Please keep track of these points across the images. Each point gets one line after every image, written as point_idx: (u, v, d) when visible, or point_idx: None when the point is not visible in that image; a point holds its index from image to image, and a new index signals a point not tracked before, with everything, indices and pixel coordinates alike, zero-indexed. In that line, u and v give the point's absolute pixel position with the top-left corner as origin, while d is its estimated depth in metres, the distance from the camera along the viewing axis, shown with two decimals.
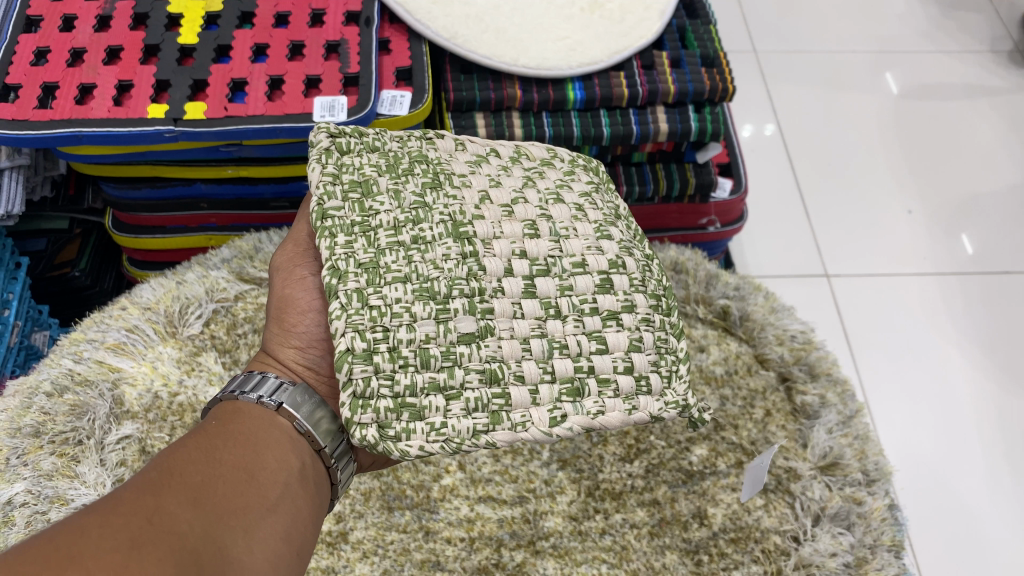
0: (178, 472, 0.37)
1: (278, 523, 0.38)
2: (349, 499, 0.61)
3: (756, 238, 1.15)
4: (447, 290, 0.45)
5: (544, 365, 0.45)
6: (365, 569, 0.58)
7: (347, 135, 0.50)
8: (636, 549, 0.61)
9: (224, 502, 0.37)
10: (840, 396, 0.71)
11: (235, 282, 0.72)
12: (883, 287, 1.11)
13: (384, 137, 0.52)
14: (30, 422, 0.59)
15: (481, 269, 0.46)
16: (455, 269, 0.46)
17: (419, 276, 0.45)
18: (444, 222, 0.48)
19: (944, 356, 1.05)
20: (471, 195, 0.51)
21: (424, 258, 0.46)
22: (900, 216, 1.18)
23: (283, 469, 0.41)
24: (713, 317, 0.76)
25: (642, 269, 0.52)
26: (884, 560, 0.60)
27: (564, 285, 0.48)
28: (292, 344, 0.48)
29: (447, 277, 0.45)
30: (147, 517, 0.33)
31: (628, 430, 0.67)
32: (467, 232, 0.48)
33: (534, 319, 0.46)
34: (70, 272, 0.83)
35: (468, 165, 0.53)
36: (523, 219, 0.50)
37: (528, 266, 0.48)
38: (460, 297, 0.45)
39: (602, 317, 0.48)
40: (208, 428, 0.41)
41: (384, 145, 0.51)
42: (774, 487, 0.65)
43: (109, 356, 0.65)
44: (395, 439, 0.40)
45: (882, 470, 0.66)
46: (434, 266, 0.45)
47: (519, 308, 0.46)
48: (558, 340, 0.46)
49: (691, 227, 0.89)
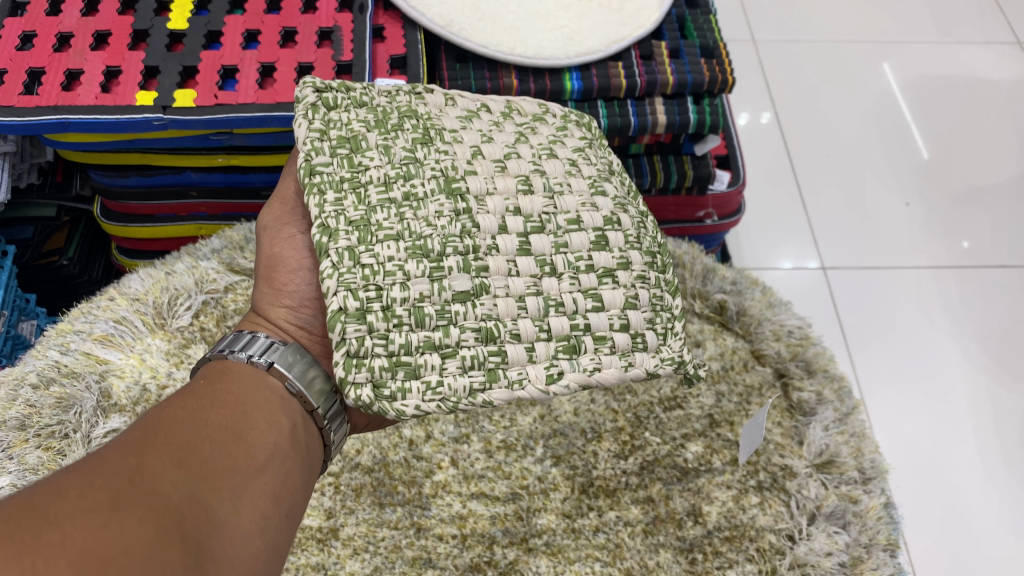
0: (162, 432, 0.35)
1: (267, 484, 0.37)
2: (340, 495, 0.61)
3: (755, 232, 1.14)
4: (441, 248, 0.43)
5: (540, 324, 0.44)
6: (356, 565, 0.57)
7: (334, 91, 0.49)
8: (630, 548, 0.61)
9: (210, 463, 0.35)
10: (837, 393, 0.70)
11: (225, 273, 0.71)
12: (880, 281, 1.10)
13: (372, 92, 0.50)
14: (15, 414, 0.58)
15: (475, 227, 0.45)
16: (448, 226, 0.44)
17: (412, 233, 0.43)
18: (436, 178, 0.46)
19: (940, 352, 1.04)
20: (463, 150, 0.49)
21: (416, 215, 0.44)
22: (899, 208, 1.17)
23: (273, 430, 0.40)
24: (709, 311, 0.75)
25: (637, 226, 0.51)
26: (880, 560, 0.59)
27: (559, 242, 0.47)
28: (283, 303, 0.47)
29: (440, 235, 0.44)
30: (128, 477, 0.31)
31: (623, 426, 0.67)
32: (460, 188, 0.47)
33: (529, 278, 0.45)
34: (58, 260, 0.81)
35: (460, 120, 0.52)
36: (517, 175, 0.49)
37: (523, 224, 0.47)
38: (454, 255, 0.44)
39: (598, 274, 0.47)
40: (195, 388, 0.40)
41: (372, 100, 0.50)
42: (770, 485, 0.65)
43: (96, 348, 0.64)
44: (390, 398, 0.39)
45: (878, 468, 0.66)
46: (426, 224, 0.44)
47: (514, 266, 0.45)
48: (554, 299, 0.45)
49: (689, 220, 0.87)
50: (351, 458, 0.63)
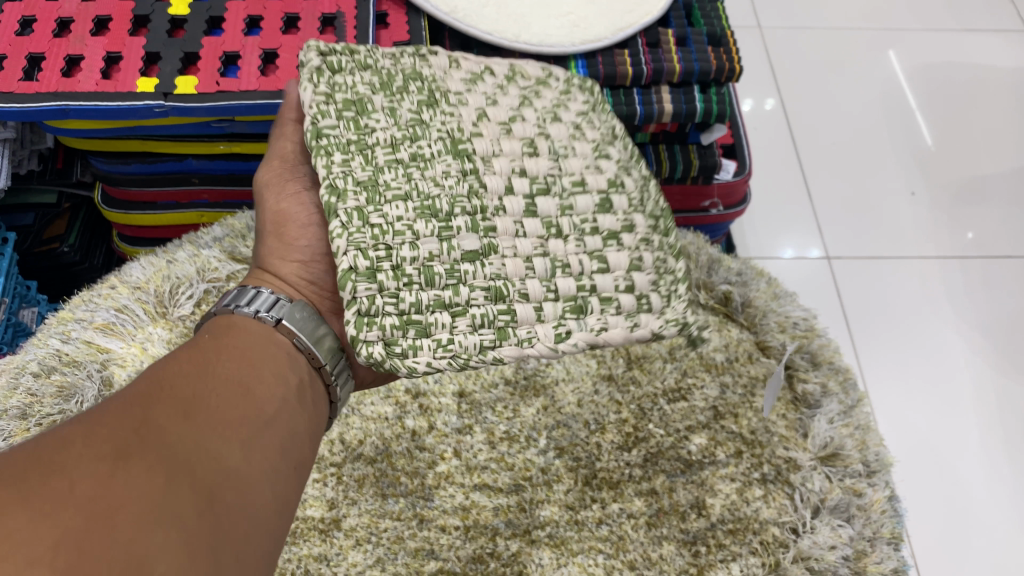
0: (171, 383, 0.35)
1: (276, 436, 0.37)
2: (342, 486, 0.61)
3: (760, 221, 1.13)
4: (449, 208, 0.43)
5: (547, 284, 0.44)
6: (358, 557, 0.58)
7: (338, 54, 0.48)
8: (633, 540, 0.60)
9: (219, 414, 0.35)
10: (841, 385, 0.70)
11: (227, 262, 0.70)
12: (885, 270, 1.10)
13: (376, 54, 0.49)
14: (16, 403, 0.58)
15: (482, 187, 0.45)
16: (456, 187, 0.45)
17: (420, 194, 0.43)
18: (443, 139, 0.46)
19: (943, 342, 1.04)
20: (468, 112, 0.49)
21: (424, 175, 0.44)
22: (904, 197, 1.17)
23: (280, 383, 0.40)
24: (714, 302, 0.75)
25: (641, 189, 0.51)
26: (884, 554, 0.59)
27: (564, 205, 0.47)
28: (291, 259, 0.47)
29: (448, 195, 0.44)
30: (135, 428, 0.31)
31: (626, 418, 0.67)
32: (467, 149, 0.46)
33: (536, 239, 0.45)
34: (59, 247, 0.80)
35: (464, 83, 0.51)
36: (521, 140, 0.49)
37: (529, 186, 0.47)
38: (462, 215, 0.44)
39: (603, 236, 0.47)
40: (201, 341, 0.40)
41: (376, 63, 0.49)
42: (774, 478, 0.64)
43: (98, 336, 0.63)
44: (402, 356, 0.39)
45: (882, 460, 0.65)
46: (434, 184, 0.44)
47: (521, 228, 0.45)
48: (561, 261, 0.45)
49: (694, 210, 0.86)
50: (354, 449, 0.63)
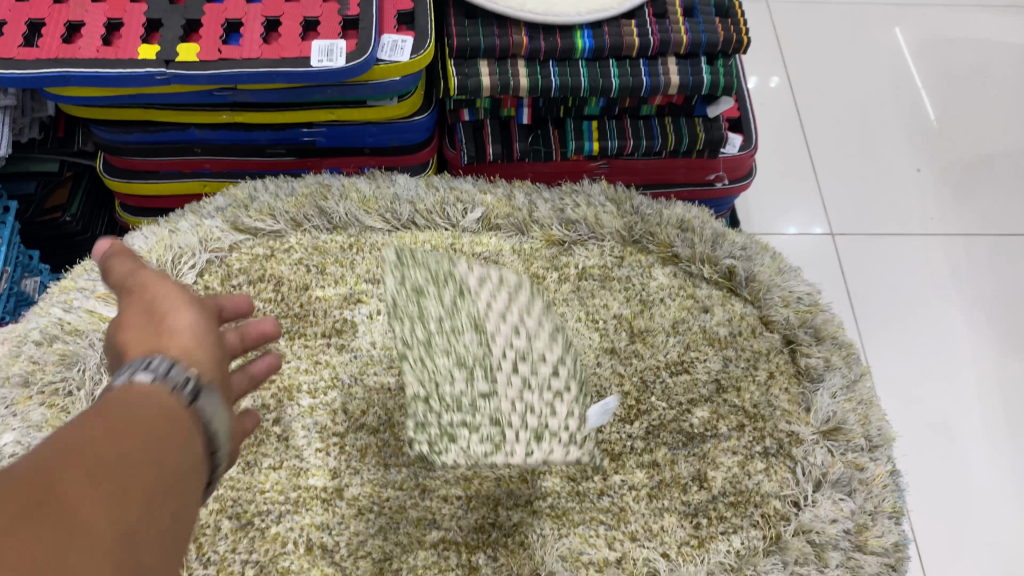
0: (83, 446, 0.32)
1: (180, 519, 0.35)
2: (345, 455, 0.61)
3: (764, 196, 1.12)
4: (473, 371, 0.64)
5: (529, 409, 0.63)
6: (360, 526, 0.59)
7: (403, 277, 0.67)
8: (634, 512, 0.61)
9: (131, 486, 0.33)
10: (845, 360, 0.69)
11: (230, 232, 0.70)
12: (890, 247, 1.09)
13: (427, 266, 0.68)
14: (19, 371, 0.59)
15: (494, 350, 0.65)
16: (475, 339, 0.65)
17: (455, 346, 0.64)
18: (470, 329, 0.66)
19: (946, 320, 1.04)
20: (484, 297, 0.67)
21: (455, 341, 0.65)
22: (909, 174, 1.16)
23: (191, 458, 0.38)
24: (718, 276, 0.73)
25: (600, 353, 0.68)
26: (886, 527, 0.59)
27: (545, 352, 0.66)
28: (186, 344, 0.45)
29: (472, 343, 0.65)
30: (36, 501, 0.29)
31: (629, 391, 0.67)
32: (484, 329, 0.66)
33: (524, 379, 0.64)
34: (60, 216, 0.80)
35: (480, 265, 0.69)
36: (516, 325, 0.67)
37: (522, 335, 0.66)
38: (479, 355, 0.64)
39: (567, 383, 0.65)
40: (113, 401, 0.37)
41: (431, 266, 0.68)
42: (776, 451, 0.64)
43: (100, 305, 0.63)
44: (425, 442, 0.60)
45: (885, 435, 0.65)
46: (462, 362, 0.64)
47: (516, 364, 0.65)
48: (540, 393, 0.64)
49: (699, 183, 0.86)
50: (356, 419, 0.63)
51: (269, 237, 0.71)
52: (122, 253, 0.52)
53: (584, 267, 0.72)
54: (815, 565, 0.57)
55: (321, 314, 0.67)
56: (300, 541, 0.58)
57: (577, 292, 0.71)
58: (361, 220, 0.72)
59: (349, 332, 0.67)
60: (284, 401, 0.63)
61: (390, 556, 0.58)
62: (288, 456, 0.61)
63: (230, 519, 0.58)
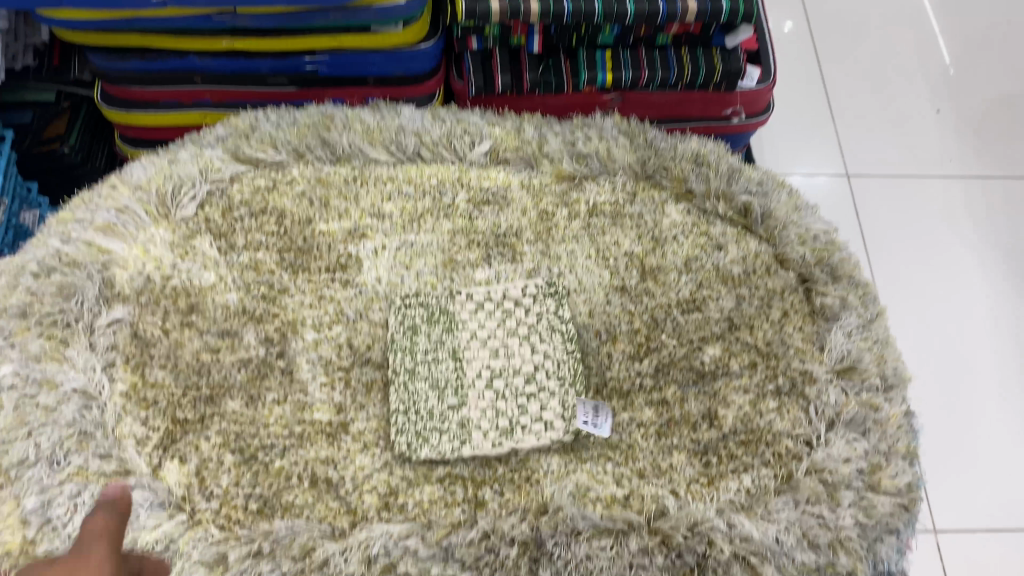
0: None
1: None
2: (351, 390, 0.61)
3: (781, 135, 1.09)
4: (467, 343, 0.63)
5: (514, 383, 0.61)
6: (366, 460, 0.58)
7: (392, 250, 0.66)
8: (643, 449, 0.60)
9: None
10: (861, 300, 0.66)
11: (230, 163, 0.68)
12: (908, 188, 1.07)
13: (420, 238, 0.67)
14: (16, 303, 0.58)
15: (487, 321, 0.63)
16: (470, 311, 0.64)
17: (446, 315, 0.63)
18: (469, 302, 0.64)
19: (963, 263, 1.02)
20: (483, 271, 0.67)
21: (449, 311, 0.64)
22: (929, 115, 1.13)
23: None
24: (733, 214, 0.70)
25: (607, 314, 0.65)
26: (899, 468, 0.58)
27: (536, 316, 0.63)
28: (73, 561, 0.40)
29: (467, 314, 0.64)
30: None
31: (639, 328, 0.65)
32: (482, 299, 0.64)
33: (514, 353, 0.62)
34: (60, 148, 0.78)
35: (475, 231, 0.68)
36: (509, 299, 0.64)
37: (520, 305, 0.64)
38: (475, 324, 0.63)
39: (556, 357, 0.62)
40: None
41: (423, 241, 0.67)
42: (788, 390, 0.63)
43: (99, 238, 0.63)
44: (415, 419, 0.59)
45: (901, 375, 0.63)
46: (458, 333, 0.63)
47: (506, 335, 0.63)
48: (528, 366, 0.62)
49: (715, 117, 0.83)
50: (362, 354, 0.62)
51: (271, 168, 0.69)
52: (112, 507, 0.48)
53: (595, 204, 0.70)
54: (827, 504, 0.56)
55: (325, 249, 0.66)
56: (305, 475, 0.57)
57: (587, 228, 0.69)
58: (366, 152, 0.70)
59: (354, 268, 0.65)
60: (287, 335, 0.62)
61: (395, 490, 0.57)
62: (292, 390, 0.60)
63: (233, 453, 0.58)
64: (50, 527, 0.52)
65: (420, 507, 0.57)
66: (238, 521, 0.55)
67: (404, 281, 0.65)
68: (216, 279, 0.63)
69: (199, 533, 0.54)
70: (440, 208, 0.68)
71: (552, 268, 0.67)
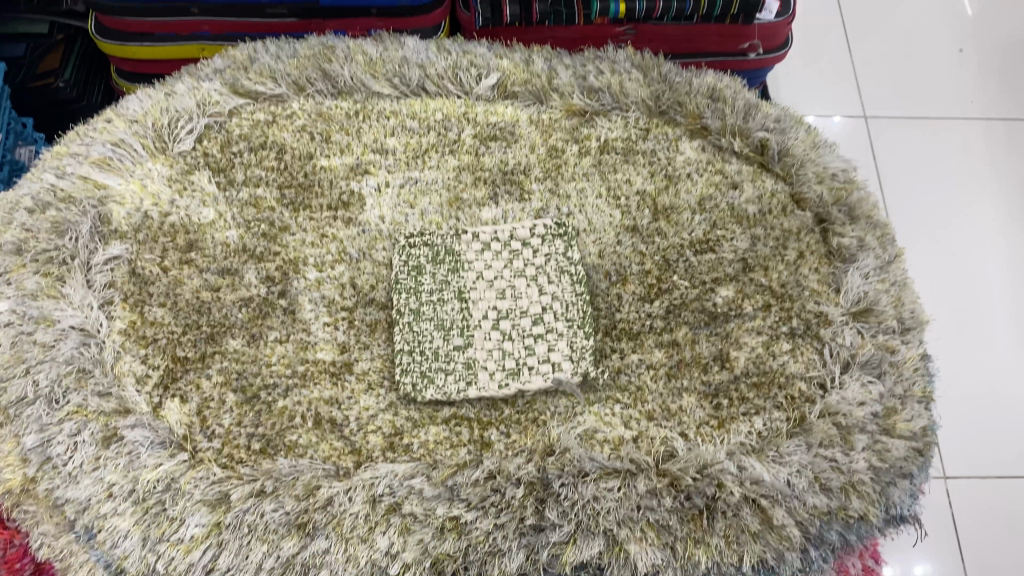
0: None
1: None
2: (354, 330, 0.60)
3: (798, 74, 1.06)
4: (474, 284, 0.61)
5: (525, 324, 0.60)
6: (371, 400, 0.57)
7: (398, 186, 0.65)
8: (652, 391, 0.59)
9: None
10: (879, 241, 0.64)
11: (229, 96, 0.66)
12: (928, 129, 1.03)
13: (426, 175, 0.65)
14: (11, 239, 0.58)
15: (494, 262, 0.62)
16: (477, 253, 0.62)
17: (452, 255, 0.62)
18: (477, 242, 0.62)
19: (984, 207, 0.99)
20: (490, 212, 0.64)
21: (455, 252, 0.62)
22: (951, 55, 1.09)
23: None
24: (749, 151, 0.67)
25: (618, 255, 0.64)
26: (915, 411, 0.56)
27: (545, 255, 0.62)
28: None
29: (473, 254, 0.62)
30: None
31: (650, 269, 0.63)
32: (489, 240, 0.62)
33: (522, 295, 0.61)
34: (54, 83, 0.76)
35: (482, 169, 0.66)
36: (518, 241, 0.62)
37: (527, 246, 0.62)
38: (483, 265, 0.62)
39: (564, 298, 0.60)
40: None
41: (429, 180, 0.65)
42: (803, 332, 0.61)
43: (95, 172, 0.61)
44: (421, 359, 0.58)
45: (918, 317, 0.60)
46: (466, 273, 0.61)
47: (512, 278, 0.61)
48: (537, 309, 0.60)
49: (732, 53, 0.80)
50: (365, 294, 0.61)
51: (271, 101, 0.67)
52: None
53: (606, 140, 0.67)
54: (840, 448, 0.55)
55: (327, 185, 0.64)
56: (308, 416, 0.56)
57: (598, 165, 0.67)
58: (369, 85, 0.68)
59: (357, 205, 0.64)
60: (289, 274, 0.61)
61: (401, 431, 0.56)
62: (294, 330, 0.59)
63: (235, 393, 0.57)
64: (50, 466, 0.52)
65: (425, 448, 0.56)
66: (241, 460, 0.54)
67: (409, 220, 0.64)
68: (215, 215, 0.62)
69: (201, 472, 0.53)
70: (445, 144, 0.66)
71: (561, 207, 0.65)
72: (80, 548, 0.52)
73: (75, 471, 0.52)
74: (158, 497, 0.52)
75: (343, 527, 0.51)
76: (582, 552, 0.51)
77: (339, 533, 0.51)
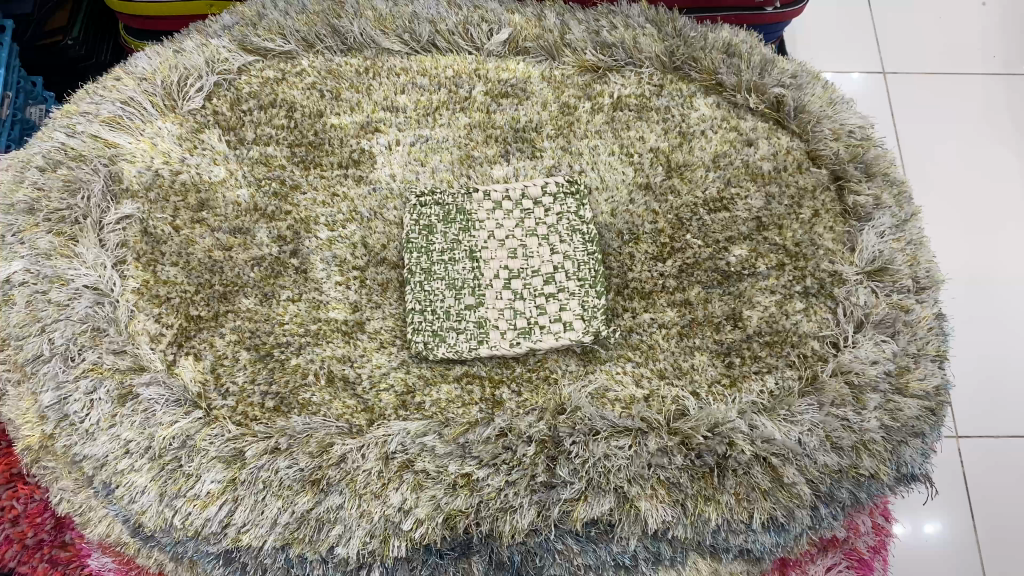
0: None
1: None
2: (366, 289, 0.60)
3: (816, 29, 1.04)
4: (486, 243, 0.61)
5: (536, 283, 0.60)
6: (383, 358, 0.58)
7: (412, 145, 0.64)
8: (664, 350, 0.59)
9: None
10: (896, 199, 0.62)
11: (238, 53, 0.66)
12: (948, 85, 1.01)
13: (437, 133, 0.65)
14: (24, 199, 0.58)
15: (505, 222, 0.61)
16: (488, 211, 0.61)
17: (464, 214, 0.61)
18: (488, 201, 0.62)
19: (1004, 165, 0.97)
20: (500, 169, 0.64)
21: (466, 211, 0.61)
22: (973, 9, 1.06)
23: None
24: (765, 107, 0.66)
25: (629, 215, 0.63)
26: (928, 370, 0.55)
27: (556, 213, 0.61)
28: None
29: (484, 213, 0.61)
30: None
31: (663, 228, 0.63)
32: (499, 198, 0.62)
33: (533, 253, 0.60)
34: (63, 41, 0.76)
35: (493, 127, 0.65)
36: (530, 200, 0.61)
37: (539, 205, 0.61)
38: (494, 224, 0.61)
39: (576, 257, 0.60)
40: None
41: (441, 138, 0.65)
42: (816, 291, 0.60)
43: (105, 131, 0.61)
44: (434, 318, 0.58)
45: (935, 277, 0.59)
46: (477, 231, 0.61)
47: (523, 236, 0.61)
48: (547, 267, 0.60)
49: (748, 7, 0.78)
50: (377, 253, 0.61)
51: (280, 58, 0.66)
52: None
53: (619, 96, 0.67)
54: (852, 407, 0.54)
55: (337, 144, 0.64)
56: (321, 373, 0.57)
57: (610, 123, 0.66)
58: (378, 41, 0.66)
59: (368, 163, 0.64)
60: (300, 233, 0.61)
61: (413, 389, 0.57)
62: (307, 289, 0.60)
63: (248, 351, 0.57)
64: (68, 423, 0.53)
65: (438, 405, 0.56)
66: (255, 418, 0.55)
67: (420, 178, 0.64)
68: (226, 173, 0.62)
69: (216, 429, 0.54)
70: (456, 101, 0.66)
71: (573, 165, 0.65)
72: (99, 503, 0.54)
73: (92, 428, 0.52)
74: (174, 453, 0.52)
75: (355, 484, 0.52)
76: (593, 509, 0.51)
77: (352, 489, 0.52)
